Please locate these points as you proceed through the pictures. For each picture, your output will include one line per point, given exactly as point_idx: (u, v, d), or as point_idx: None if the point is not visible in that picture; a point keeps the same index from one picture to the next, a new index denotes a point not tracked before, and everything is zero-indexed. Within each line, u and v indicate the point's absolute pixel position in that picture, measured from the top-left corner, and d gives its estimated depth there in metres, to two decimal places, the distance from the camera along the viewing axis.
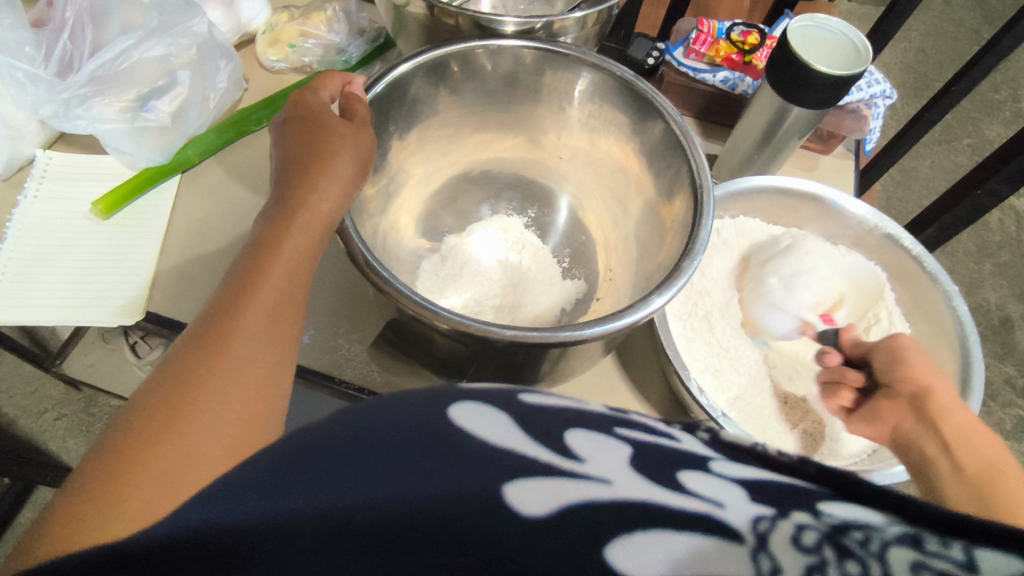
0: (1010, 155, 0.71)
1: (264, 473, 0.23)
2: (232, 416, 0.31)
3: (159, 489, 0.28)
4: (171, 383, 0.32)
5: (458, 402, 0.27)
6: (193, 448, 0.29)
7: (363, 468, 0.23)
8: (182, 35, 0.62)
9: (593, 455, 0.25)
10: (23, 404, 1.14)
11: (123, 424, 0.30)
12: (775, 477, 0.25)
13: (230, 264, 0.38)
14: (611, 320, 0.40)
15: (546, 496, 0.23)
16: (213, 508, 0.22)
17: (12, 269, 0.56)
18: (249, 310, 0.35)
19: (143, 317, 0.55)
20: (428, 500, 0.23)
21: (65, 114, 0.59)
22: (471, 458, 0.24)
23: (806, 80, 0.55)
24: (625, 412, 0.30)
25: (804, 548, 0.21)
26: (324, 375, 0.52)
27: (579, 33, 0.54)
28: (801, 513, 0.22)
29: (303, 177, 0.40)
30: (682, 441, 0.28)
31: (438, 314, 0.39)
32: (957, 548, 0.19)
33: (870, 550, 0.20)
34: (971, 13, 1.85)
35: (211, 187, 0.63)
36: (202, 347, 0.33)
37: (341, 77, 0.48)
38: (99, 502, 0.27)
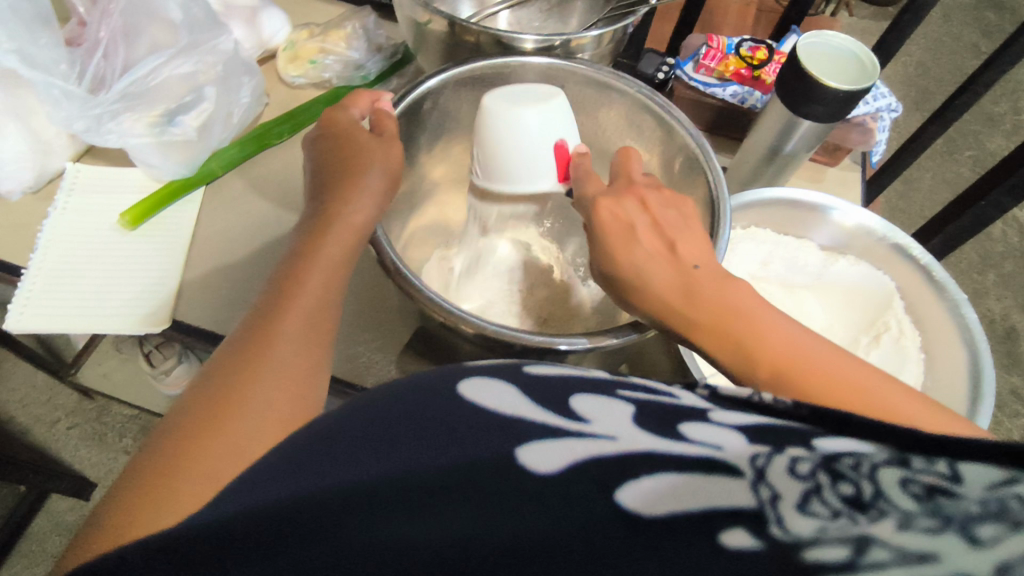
0: (1014, 168, 0.73)
1: (292, 453, 0.25)
2: (271, 414, 0.32)
3: (202, 481, 0.28)
4: (215, 386, 0.33)
5: (466, 379, 0.29)
6: (234, 444, 0.30)
7: (386, 445, 0.25)
8: (209, 52, 0.64)
9: (595, 416, 0.26)
10: (36, 413, 1.15)
11: (168, 426, 0.31)
12: (767, 423, 0.25)
13: (269, 275, 0.40)
14: (632, 330, 0.42)
15: (556, 455, 0.25)
16: (246, 494, 0.24)
17: (42, 278, 0.58)
18: (288, 312, 0.37)
19: (167, 325, 0.57)
20: (444, 467, 0.24)
21: (97, 130, 0.60)
22: (479, 428, 0.26)
23: (815, 95, 0.56)
24: (626, 378, 0.31)
25: (799, 475, 0.21)
26: (346, 381, 0.54)
27: (596, 50, 0.56)
28: (796, 448, 0.22)
29: (338, 192, 0.42)
30: (681, 398, 0.28)
31: (466, 319, 0.40)
32: (942, 462, 0.19)
33: (861, 472, 0.20)
34: (970, 28, 1.88)
35: (233, 199, 0.64)
36: (245, 351, 0.35)
37: (370, 95, 0.49)
38: (150, 494, 0.28)
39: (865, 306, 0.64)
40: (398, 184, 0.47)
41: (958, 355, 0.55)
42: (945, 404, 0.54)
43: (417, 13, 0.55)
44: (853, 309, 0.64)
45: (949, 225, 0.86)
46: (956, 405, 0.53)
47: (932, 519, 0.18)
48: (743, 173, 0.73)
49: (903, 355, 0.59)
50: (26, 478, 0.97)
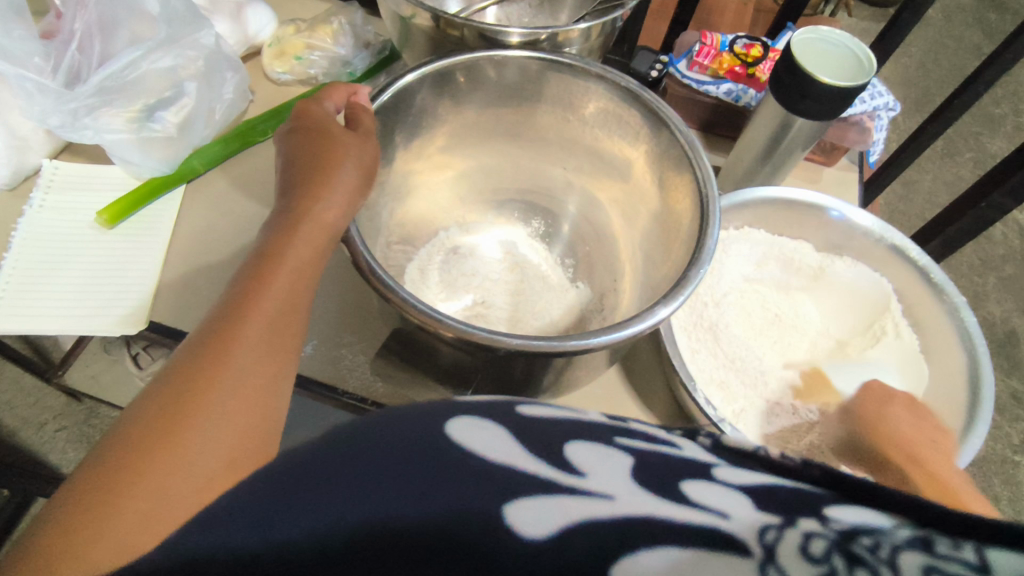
0: (1015, 168, 0.71)
1: (262, 494, 0.24)
2: (230, 426, 0.31)
3: (153, 502, 0.28)
4: (170, 392, 0.31)
5: (455, 419, 0.28)
6: (189, 459, 0.29)
7: (366, 487, 0.24)
8: (189, 47, 0.63)
9: (593, 469, 0.26)
10: (23, 415, 1.13)
11: (115, 437, 0.30)
12: (777, 482, 0.25)
13: (234, 273, 0.38)
14: (616, 329, 0.39)
15: (550, 516, 0.24)
16: (214, 534, 0.23)
17: (16, 278, 0.56)
18: (253, 316, 0.35)
19: (145, 327, 0.55)
20: (427, 519, 0.23)
21: (73, 125, 0.59)
22: (467, 476, 0.25)
23: (810, 92, 0.55)
24: (624, 423, 0.31)
25: (813, 557, 0.21)
26: (326, 386, 0.52)
27: (583, 44, 0.54)
28: (808, 521, 0.23)
29: (308, 187, 0.40)
30: (682, 447, 0.29)
31: (443, 322, 0.39)
32: (968, 549, 0.19)
33: (880, 556, 0.20)
34: (971, 29, 1.86)
35: (215, 197, 0.63)
36: (203, 353, 0.33)
37: (347, 89, 0.48)
38: (95, 512, 0.27)
39: (862, 309, 0.62)
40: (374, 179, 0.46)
41: (958, 360, 0.54)
42: (944, 409, 0.52)
43: (401, 7, 0.54)
44: (849, 311, 0.62)
45: (949, 226, 0.84)
46: (953, 412, 0.51)
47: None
48: (738, 172, 0.71)
49: (902, 360, 0.57)
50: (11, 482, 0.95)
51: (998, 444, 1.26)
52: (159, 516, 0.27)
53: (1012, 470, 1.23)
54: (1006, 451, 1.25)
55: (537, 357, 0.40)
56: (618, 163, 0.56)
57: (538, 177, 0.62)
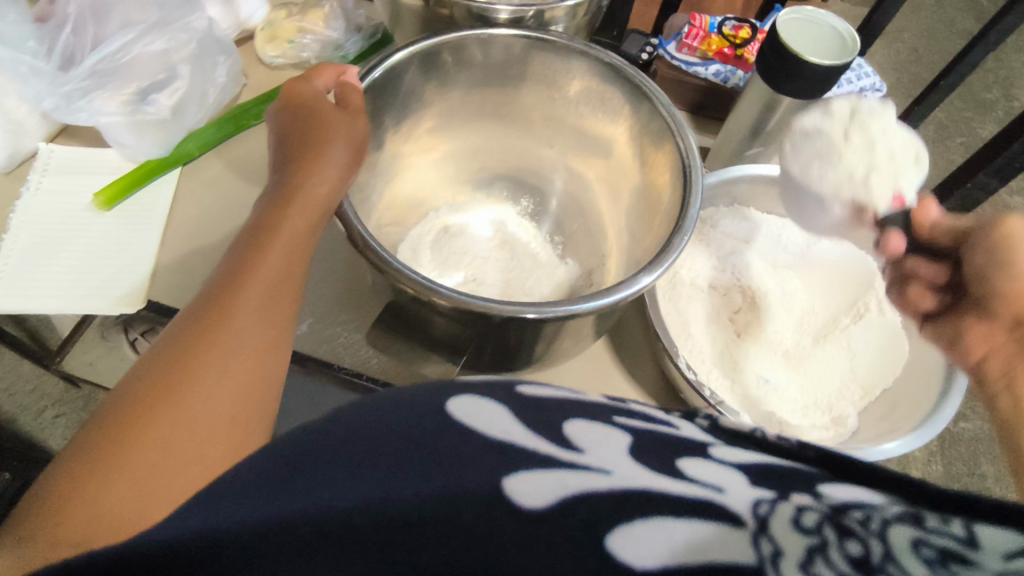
0: (999, 148, 0.73)
1: (257, 476, 0.24)
2: (229, 385, 0.33)
3: (158, 453, 0.29)
4: (171, 354, 0.33)
5: (455, 398, 0.29)
6: (192, 415, 0.31)
7: (361, 469, 0.25)
8: (181, 30, 0.63)
9: (592, 446, 0.27)
10: (22, 402, 1.14)
11: (117, 399, 0.31)
12: (768, 460, 0.27)
13: (233, 244, 0.40)
14: (602, 296, 0.41)
15: (546, 487, 0.25)
16: (206, 512, 0.23)
17: (14, 260, 0.57)
18: (250, 283, 0.37)
19: (143, 307, 0.56)
20: (423, 498, 0.24)
21: (67, 108, 0.60)
22: (467, 456, 0.26)
23: (795, 72, 0.56)
24: (624, 404, 0.33)
25: (804, 528, 0.22)
26: (324, 362, 0.53)
27: (570, 22, 0.55)
28: (800, 496, 0.24)
29: (302, 164, 0.42)
30: (682, 429, 0.30)
31: (437, 291, 0.40)
32: (957, 524, 0.21)
33: (871, 528, 0.22)
34: (962, 14, 1.87)
35: (211, 180, 0.64)
36: (204, 319, 0.35)
37: (336, 69, 0.48)
38: (102, 463, 0.29)
39: (846, 286, 0.63)
40: (365, 156, 0.47)
41: None
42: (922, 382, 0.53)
43: None
44: (834, 289, 0.63)
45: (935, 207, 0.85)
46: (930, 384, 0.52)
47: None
48: (727, 153, 0.72)
49: (886, 336, 0.58)
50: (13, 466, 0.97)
51: None
52: (166, 468, 0.29)
53: None
54: None
55: (526, 325, 0.41)
56: (603, 142, 0.57)
57: (529, 157, 0.63)
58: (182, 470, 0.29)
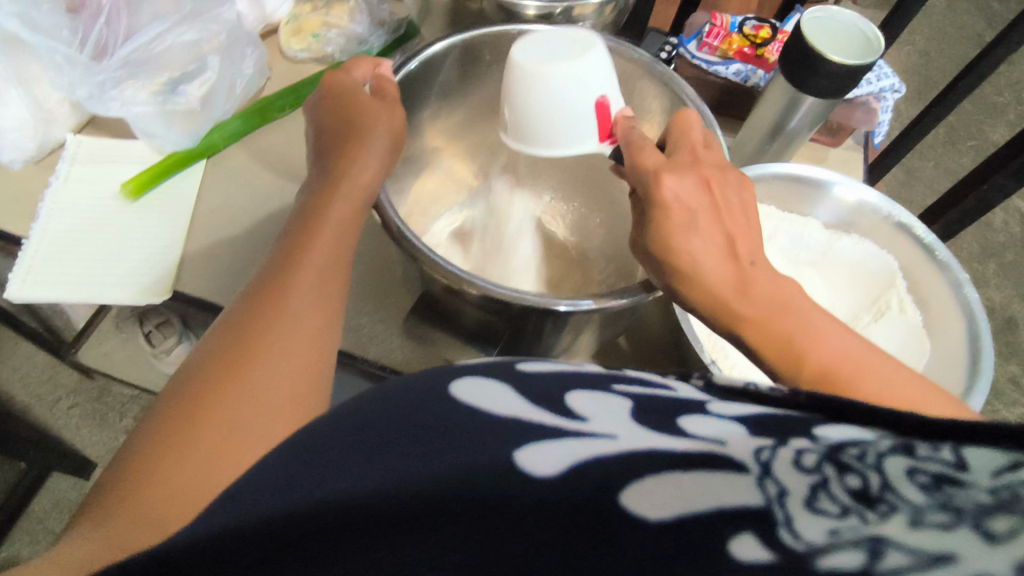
0: (1017, 150, 0.73)
1: (278, 466, 0.25)
2: (290, 360, 0.36)
3: (234, 420, 0.33)
4: (236, 333, 0.37)
5: (458, 380, 0.31)
6: (258, 385, 0.34)
7: (377, 451, 0.26)
8: (211, 21, 0.63)
9: (596, 415, 0.27)
10: (37, 392, 1.15)
11: (191, 373, 0.35)
12: (767, 412, 0.25)
13: (280, 234, 0.42)
14: (634, 292, 0.41)
15: (552, 458, 0.25)
16: (239, 503, 0.25)
17: (44, 248, 0.58)
18: (304, 263, 0.40)
19: (170, 296, 0.57)
20: (438, 477, 0.24)
21: (99, 96, 0.60)
22: (475, 433, 0.26)
23: (819, 69, 0.56)
24: (622, 372, 0.32)
25: (805, 469, 0.20)
26: (347, 354, 0.54)
27: (598, 19, 0.56)
28: (801, 439, 0.22)
29: (345, 150, 0.44)
30: (677, 389, 0.29)
31: (468, 281, 0.40)
32: (947, 449, 0.18)
33: (867, 462, 0.19)
34: (973, 18, 1.87)
35: (236, 171, 0.64)
36: (264, 300, 0.38)
37: (372, 61, 0.49)
38: (184, 431, 0.32)
39: (868, 285, 0.64)
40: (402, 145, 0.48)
41: (958, 334, 0.55)
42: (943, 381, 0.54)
43: None
44: (856, 284, 0.65)
45: (951, 208, 0.85)
46: (953, 381, 0.53)
47: (942, 514, 0.17)
48: (746, 152, 0.72)
49: (910, 335, 0.59)
50: None
51: None
52: (241, 432, 0.32)
53: None
54: None
55: (557, 317, 0.42)
56: None
57: None
58: (258, 427, 0.33)
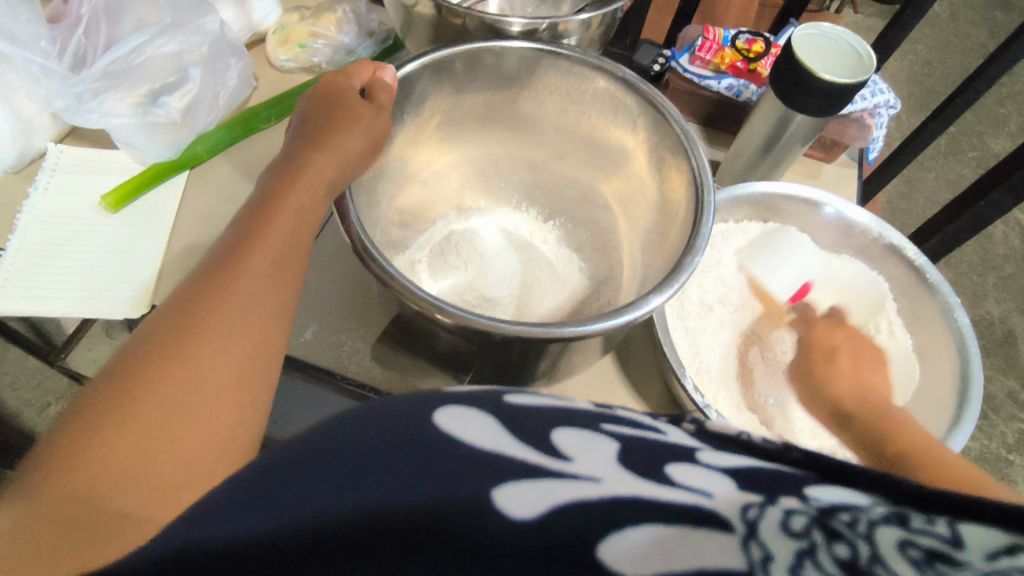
0: (1013, 167, 0.72)
1: (244, 492, 0.24)
2: (235, 348, 0.35)
3: (167, 408, 0.32)
4: (179, 315, 0.35)
5: (444, 407, 0.28)
6: (196, 373, 0.33)
7: (350, 483, 0.24)
8: (194, 33, 0.63)
9: (580, 454, 0.26)
10: (26, 397, 1.14)
11: (124, 358, 0.33)
12: (757, 464, 0.25)
13: (238, 213, 0.42)
14: (612, 316, 0.40)
15: (534, 499, 0.24)
16: (191, 529, 0.23)
17: (21, 259, 0.57)
18: (256, 253, 0.39)
19: (148, 310, 0.56)
20: (414, 507, 0.23)
21: (77, 108, 0.59)
22: (463, 465, 0.25)
23: (808, 88, 0.55)
24: (611, 410, 0.31)
25: (793, 532, 0.21)
26: (325, 371, 0.53)
27: (584, 34, 0.55)
28: (789, 498, 0.23)
29: (314, 141, 0.44)
30: (667, 433, 0.28)
31: (441, 308, 0.39)
32: (942, 523, 0.20)
33: (859, 530, 0.20)
34: (977, 27, 1.86)
35: (219, 183, 0.64)
36: (212, 281, 0.37)
37: (373, 67, 0.48)
38: (108, 414, 0.31)
39: None
40: (380, 153, 0.48)
41: (948, 358, 0.55)
42: (932, 407, 0.53)
43: None
44: None
45: (948, 224, 0.84)
46: (942, 409, 0.52)
47: None
48: (738, 167, 0.71)
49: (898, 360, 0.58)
50: None
51: (993, 443, 1.27)
52: (172, 423, 0.31)
53: (1006, 468, 1.24)
54: (1001, 450, 1.26)
55: (533, 344, 0.41)
56: (615, 152, 0.56)
57: (539, 167, 0.62)
58: (183, 431, 0.31)
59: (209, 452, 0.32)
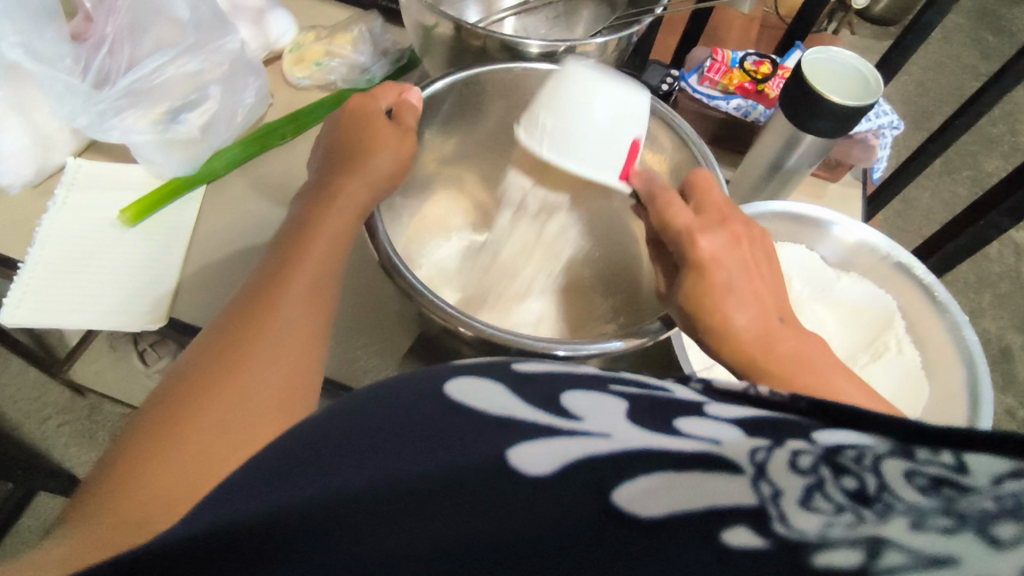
0: (1012, 188, 0.73)
1: (267, 467, 0.23)
2: (277, 373, 0.35)
3: (212, 434, 0.32)
4: (221, 345, 0.36)
5: (454, 378, 0.27)
6: (240, 398, 0.34)
7: (368, 452, 0.24)
8: (215, 52, 0.64)
9: (589, 414, 0.24)
10: (27, 409, 1.14)
11: (170, 389, 0.34)
12: (764, 414, 0.23)
13: (274, 239, 0.43)
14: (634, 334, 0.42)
15: (547, 455, 0.23)
16: (224, 508, 0.22)
17: (39, 272, 0.57)
18: (294, 278, 0.39)
19: (164, 323, 0.56)
20: (431, 473, 0.23)
21: (99, 125, 0.60)
22: (473, 429, 0.24)
23: (818, 109, 0.57)
24: (618, 371, 0.29)
25: (800, 469, 0.19)
26: (342, 386, 0.53)
27: (601, 57, 0.56)
28: (796, 441, 0.21)
29: (347, 165, 0.45)
30: (675, 391, 0.26)
31: (465, 321, 0.40)
32: (947, 453, 0.18)
33: (863, 464, 0.19)
34: (970, 50, 1.90)
35: (235, 198, 0.64)
36: (254, 310, 0.38)
37: (397, 89, 0.49)
38: (159, 444, 0.31)
39: (868, 324, 0.63)
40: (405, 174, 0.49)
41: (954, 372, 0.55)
42: None
43: (424, 15, 0.55)
44: (855, 326, 0.64)
45: (947, 243, 0.86)
46: None
47: (945, 518, 0.17)
48: (745, 186, 0.73)
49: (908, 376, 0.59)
50: (17, 474, 0.96)
51: None
52: (219, 448, 0.31)
53: None
54: None
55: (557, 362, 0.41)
56: None
57: None
58: (231, 453, 0.31)
59: None
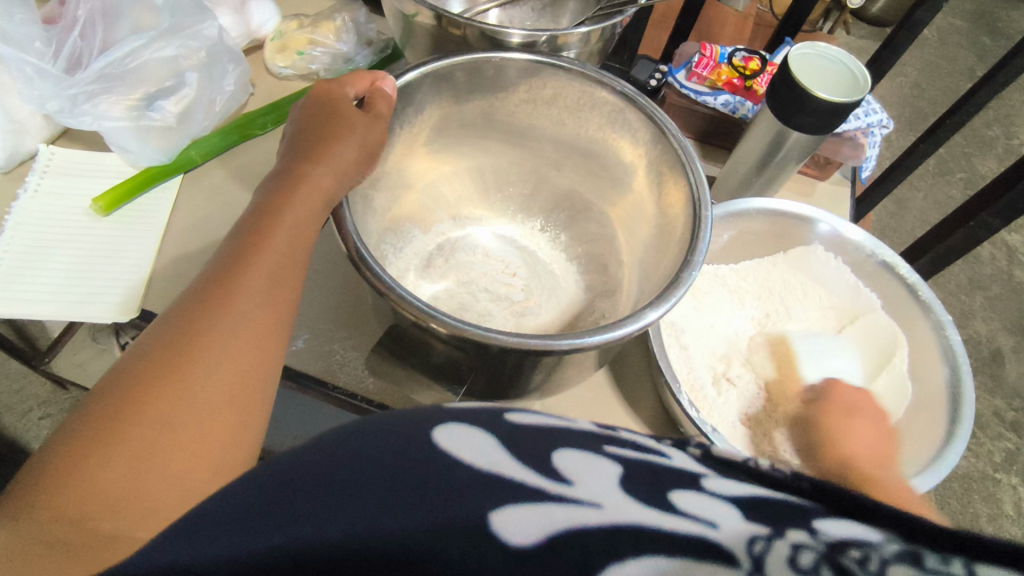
0: (1002, 189, 0.72)
1: (232, 507, 0.22)
2: (231, 363, 0.35)
3: (156, 429, 0.31)
4: (172, 336, 0.35)
5: (442, 425, 0.27)
6: (191, 390, 0.33)
7: (346, 499, 0.22)
8: (191, 38, 0.63)
9: (583, 478, 0.25)
10: (9, 401, 1.12)
11: (114, 379, 0.33)
12: (765, 493, 0.24)
13: (234, 228, 0.41)
14: (610, 329, 0.40)
15: (533, 524, 0.22)
16: (174, 547, 0.21)
17: (8, 261, 0.56)
18: (252, 268, 0.38)
19: (136, 315, 0.55)
20: (409, 533, 0.22)
21: (71, 110, 0.59)
22: (462, 483, 0.24)
23: (806, 106, 0.56)
24: (615, 432, 0.30)
25: (801, 568, 0.20)
26: (318, 381, 0.52)
27: (582, 48, 0.56)
28: (797, 531, 0.21)
29: (312, 152, 0.43)
30: (671, 457, 0.27)
31: (436, 317, 0.39)
32: (957, 564, 0.18)
33: (869, 568, 0.19)
34: (965, 52, 1.90)
35: (213, 188, 0.63)
36: (207, 300, 0.36)
37: (369, 77, 0.48)
38: (98, 438, 0.30)
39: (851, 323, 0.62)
40: (376, 160, 0.48)
41: (938, 372, 0.55)
42: (925, 426, 0.53)
43: (404, 3, 0.55)
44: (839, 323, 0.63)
45: (938, 244, 0.85)
46: (935, 427, 0.52)
47: None
48: (732, 183, 0.72)
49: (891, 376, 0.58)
50: None
51: (981, 461, 1.27)
52: (163, 443, 0.31)
53: (993, 487, 1.24)
54: (988, 469, 1.26)
55: (529, 356, 0.40)
56: (612, 167, 0.56)
57: (536, 178, 0.62)
58: (176, 451, 0.31)
59: (203, 471, 0.31)
